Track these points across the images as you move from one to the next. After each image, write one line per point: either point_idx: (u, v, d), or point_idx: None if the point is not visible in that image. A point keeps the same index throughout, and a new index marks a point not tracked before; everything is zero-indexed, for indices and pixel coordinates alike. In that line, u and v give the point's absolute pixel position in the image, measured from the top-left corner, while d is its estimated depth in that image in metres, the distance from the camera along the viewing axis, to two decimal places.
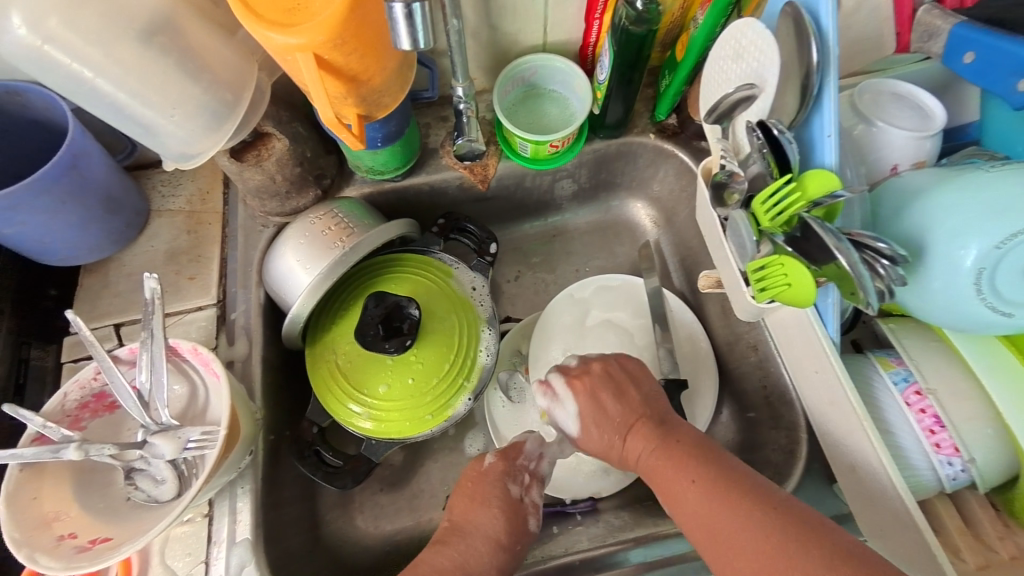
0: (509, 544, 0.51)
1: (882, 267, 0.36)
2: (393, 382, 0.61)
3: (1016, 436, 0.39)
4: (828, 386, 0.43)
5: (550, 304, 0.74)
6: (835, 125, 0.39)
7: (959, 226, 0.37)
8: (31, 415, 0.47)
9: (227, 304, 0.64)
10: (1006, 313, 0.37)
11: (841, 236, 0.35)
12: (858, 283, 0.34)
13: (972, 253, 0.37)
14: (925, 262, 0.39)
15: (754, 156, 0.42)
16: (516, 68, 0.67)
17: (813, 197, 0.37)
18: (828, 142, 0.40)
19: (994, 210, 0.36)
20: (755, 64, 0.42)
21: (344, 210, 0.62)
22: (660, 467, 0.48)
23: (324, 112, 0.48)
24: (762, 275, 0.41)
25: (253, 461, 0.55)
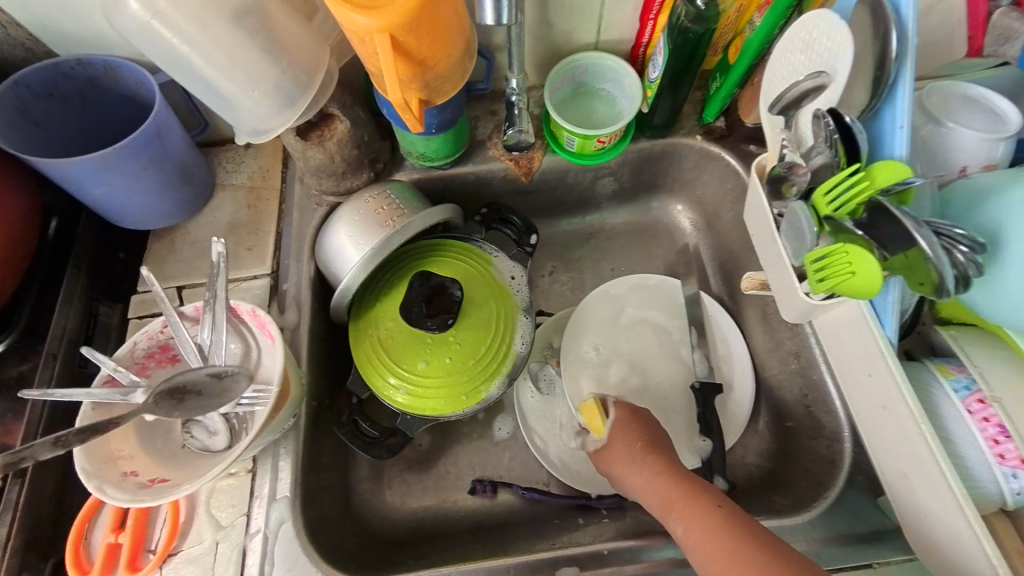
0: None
1: (960, 255, 0.35)
2: (432, 359, 0.62)
3: None
4: (880, 389, 0.42)
5: (585, 299, 0.74)
6: (909, 117, 0.39)
7: None
8: (105, 358, 0.50)
9: (279, 275, 0.67)
10: None
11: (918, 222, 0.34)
12: (937, 270, 0.33)
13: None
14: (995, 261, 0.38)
15: (822, 147, 0.41)
16: (568, 65, 0.69)
17: (882, 186, 0.37)
18: (900, 134, 0.40)
19: None
20: (826, 54, 0.43)
21: (396, 193, 0.65)
22: (703, 488, 0.49)
23: (393, 95, 0.50)
24: (823, 266, 0.40)
25: (296, 424, 0.58)
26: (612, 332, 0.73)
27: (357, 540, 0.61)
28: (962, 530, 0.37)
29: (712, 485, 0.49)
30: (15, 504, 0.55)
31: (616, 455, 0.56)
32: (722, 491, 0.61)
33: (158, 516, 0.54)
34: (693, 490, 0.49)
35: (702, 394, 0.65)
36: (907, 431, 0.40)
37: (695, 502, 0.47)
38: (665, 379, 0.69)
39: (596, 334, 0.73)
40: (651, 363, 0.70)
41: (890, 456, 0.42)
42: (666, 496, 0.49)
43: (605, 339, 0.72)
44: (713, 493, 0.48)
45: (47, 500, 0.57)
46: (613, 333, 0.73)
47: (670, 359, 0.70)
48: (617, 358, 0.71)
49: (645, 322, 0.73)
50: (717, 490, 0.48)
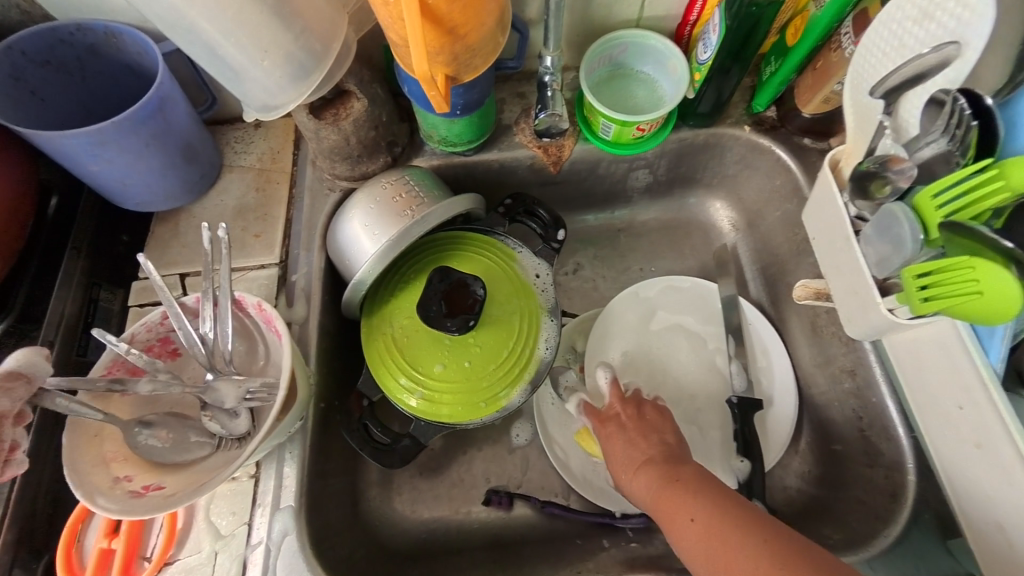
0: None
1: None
2: (450, 362, 0.58)
3: None
4: (979, 427, 0.36)
5: (613, 301, 0.69)
6: None
7: None
8: (116, 340, 0.46)
9: (288, 265, 0.63)
10: None
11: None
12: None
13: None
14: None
15: (938, 136, 0.39)
16: (607, 43, 0.63)
17: (1020, 189, 0.34)
18: None
19: None
20: (955, 23, 0.37)
21: (415, 179, 0.60)
22: (682, 489, 0.45)
23: (417, 66, 0.43)
24: (935, 280, 0.36)
25: (303, 427, 0.54)
26: (642, 338, 0.68)
27: (365, 552, 0.58)
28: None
29: (686, 489, 0.45)
30: (5, 500, 0.51)
31: (619, 472, 0.52)
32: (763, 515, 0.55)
33: (154, 521, 0.50)
34: (679, 490, 0.45)
35: (739, 409, 0.60)
36: (1012, 479, 0.34)
37: (679, 500, 0.44)
38: (698, 390, 0.64)
39: (624, 339, 0.68)
40: (683, 373, 0.65)
41: (984, 503, 0.37)
42: (659, 506, 0.45)
43: (634, 345, 0.68)
44: (685, 501, 0.43)
45: (42, 496, 0.54)
46: (643, 338, 0.68)
47: (704, 368, 0.65)
48: (647, 366, 0.66)
49: (677, 327, 0.68)
50: (691, 495, 0.44)
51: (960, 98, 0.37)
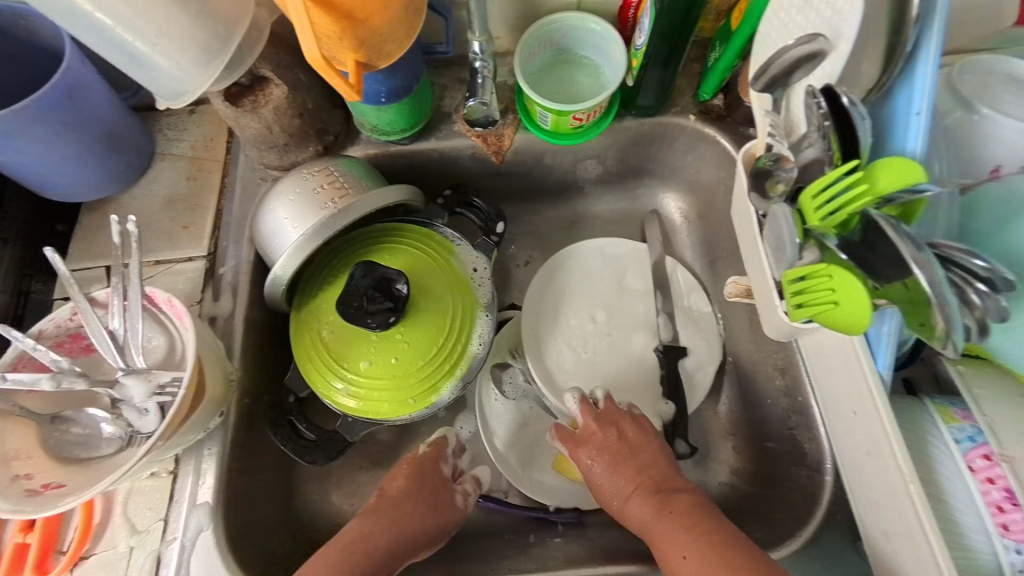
0: (439, 493, 0.58)
1: (972, 295, 0.31)
2: (376, 358, 0.56)
3: None
4: (867, 431, 0.36)
5: (551, 258, 0.70)
6: (928, 103, 0.36)
7: None
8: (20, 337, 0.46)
9: (217, 258, 0.61)
10: None
11: (905, 234, 0.31)
12: (942, 308, 0.29)
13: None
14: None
15: (811, 138, 0.38)
16: (546, 27, 0.60)
17: (884, 193, 0.33)
18: (917, 121, 0.36)
19: None
20: (834, 15, 0.39)
21: (343, 169, 0.58)
22: (673, 522, 0.48)
23: (308, 50, 0.41)
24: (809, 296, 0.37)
25: (223, 423, 0.53)
26: (577, 296, 0.69)
27: (295, 546, 0.58)
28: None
29: (680, 524, 0.47)
30: None
31: (608, 495, 0.54)
32: (683, 454, 0.59)
33: (71, 516, 0.50)
34: (673, 520, 0.48)
35: (665, 355, 0.63)
36: (892, 484, 0.34)
37: (674, 531, 0.47)
38: (627, 357, 0.65)
39: (559, 295, 0.69)
40: (614, 350, 0.66)
41: (869, 504, 0.37)
42: (652, 535, 0.49)
43: (568, 314, 0.68)
44: (679, 538, 0.46)
45: None
46: (578, 298, 0.68)
47: (635, 334, 0.66)
48: (583, 326, 0.67)
49: (614, 298, 0.68)
50: (686, 530, 0.47)
51: (813, 95, 0.38)
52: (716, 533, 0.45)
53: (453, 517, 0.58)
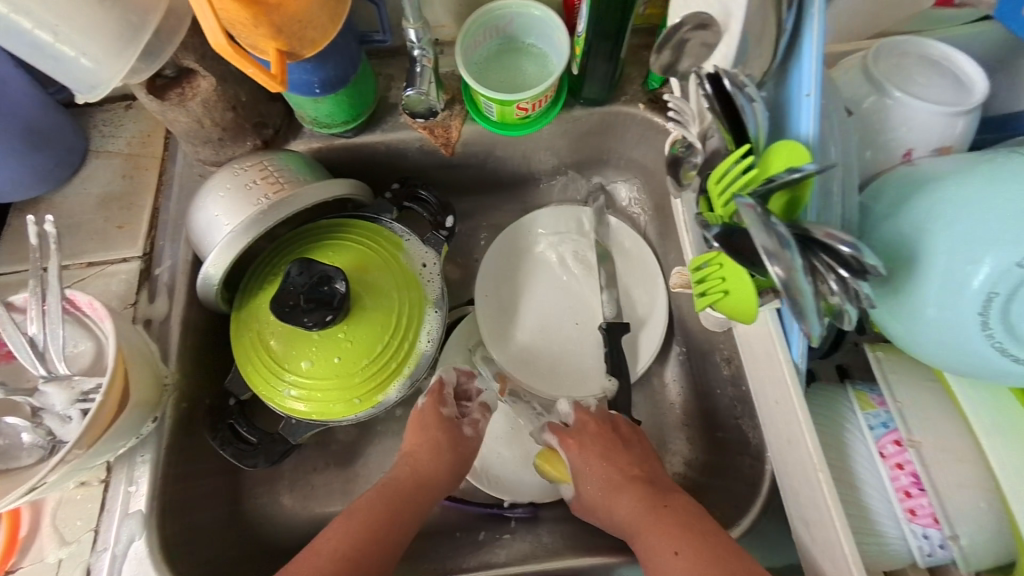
0: (449, 428, 0.58)
1: (832, 285, 0.28)
2: (318, 359, 0.55)
3: (1016, 525, 0.31)
4: (786, 419, 0.37)
5: (504, 232, 0.72)
6: (816, 82, 0.31)
7: (969, 240, 0.29)
8: None
9: (153, 258, 0.59)
10: (1016, 358, 0.30)
11: (771, 220, 0.27)
12: (799, 301, 0.27)
13: (985, 267, 0.29)
14: (914, 278, 0.31)
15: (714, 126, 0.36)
16: (488, 15, 0.58)
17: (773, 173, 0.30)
18: (806, 103, 0.31)
19: (1011, 219, 0.28)
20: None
21: (280, 163, 0.56)
22: (664, 518, 0.47)
23: (216, 36, 0.40)
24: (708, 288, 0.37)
25: (158, 429, 0.52)
26: (529, 270, 0.70)
27: (240, 551, 0.57)
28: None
29: (674, 520, 0.47)
30: None
31: (598, 487, 0.53)
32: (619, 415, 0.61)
33: None
34: (666, 516, 0.47)
35: (608, 333, 0.64)
36: (805, 471, 0.35)
37: (665, 526, 0.46)
38: (575, 333, 0.67)
39: (510, 269, 0.70)
40: (560, 328, 0.67)
41: (793, 491, 0.38)
42: (639, 530, 0.48)
43: (517, 290, 0.69)
44: (671, 533, 0.46)
45: None
46: (530, 273, 0.70)
47: (585, 311, 0.67)
48: (533, 299, 0.69)
49: (562, 275, 0.69)
50: (679, 528, 0.46)
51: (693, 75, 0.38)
52: (705, 534, 0.45)
53: (468, 449, 0.58)
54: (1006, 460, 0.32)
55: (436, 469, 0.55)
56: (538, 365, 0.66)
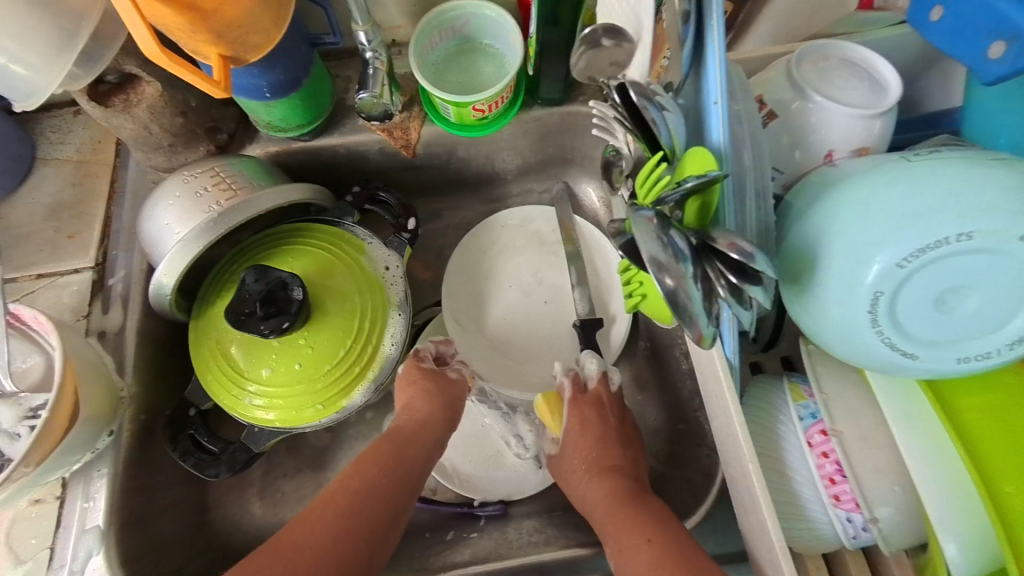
0: (437, 390, 0.59)
1: (724, 290, 0.29)
2: (277, 365, 0.55)
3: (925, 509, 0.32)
4: (723, 413, 0.38)
5: (470, 234, 0.71)
6: (722, 89, 0.30)
7: (861, 236, 0.30)
8: None
9: (106, 268, 0.58)
10: (907, 354, 0.32)
11: (669, 234, 0.28)
12: (687, 307, 0.28)
13: (876, 267, 0.29)
14: (816, 279, 0.32)
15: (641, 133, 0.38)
16: (442, 15, 0.58)
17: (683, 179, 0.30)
18: (714, 111, 0.30)
19: (902, 216, 0.29)
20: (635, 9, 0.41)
21: (234, 168, 0.55)
22: (637, 511, 0.48)
23: (147, 42, 0.39)
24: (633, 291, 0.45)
25: (114, 443, 0.52)
26: (499, 271, 0.70)
27: (206, 561, 0.57)
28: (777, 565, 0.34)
29: (646, 513, 0.47)
30: None
31: (585, 452, 0.54)
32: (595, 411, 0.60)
33: None
34: (638, 507, 0.48)
35: (582, 331, 0.62)
36: (739, 461, 0.37)
37: (634, 515, 0.47)
38: (542, 332, 0.67)
39: (479, 271, 0.70)
40: (530, 326, 0.67)
41: (734, 478, 0.40)
42: (607, 517, 0.49)
43: (484, 290, 0.70)
44: (641, 523, 0.46)
45: None
46: (497, 274, 0.70)
47: (555, 310, 0.68)
48: (503, 300, 0.69)
49: (531, 275, 0.70)
50: (649, 520, 0.46)
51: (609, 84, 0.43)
52: (672, 531, 0.45)
53: (456, 394, 0.60)
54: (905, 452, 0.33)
55: (428, 428, 0.56)
56: (508, 364, 0.66)
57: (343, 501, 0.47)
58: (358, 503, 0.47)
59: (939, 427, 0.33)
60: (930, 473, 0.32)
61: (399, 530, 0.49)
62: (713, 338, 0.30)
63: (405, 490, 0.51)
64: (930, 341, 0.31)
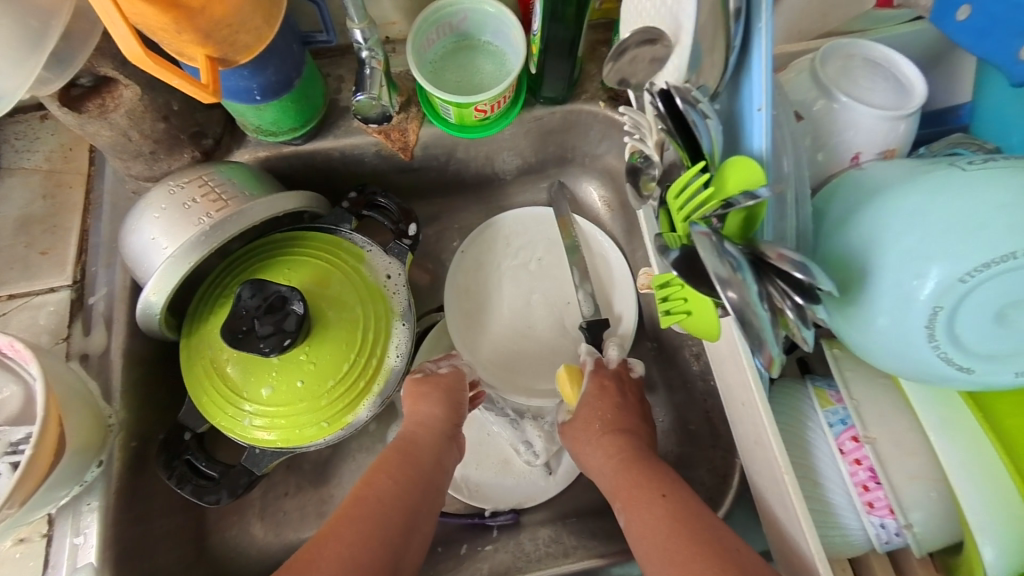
0: (445, 393, 0.57)
1: (790, 311, 0.28)
2: (280, 384, 0.52)
3: (965, 516, 0.32)
4: (751, 420, 0.38)
5: (469, 238, 0.70)
6: (767, 96, 0.29)
7: (913, 247, 0.29)
8: None
9: (85, 285, 0.54)
10: (963, 368, 0.31)
11: (724, 245, 0.28)
12: (753, 326, 0.28)
13: (930, 282, 0.29)
14: (865, 291, 0.31)
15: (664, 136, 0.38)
16: (440, 11, 0.56)
17: (729, 195, 0.29)
18: (757, 118, 0.30)
19: (959, 228, 0.28)
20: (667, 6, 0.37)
21: (223, 176, 0.52)
22: (648, 475, 0.47)
23: (128, 44, 0.36)
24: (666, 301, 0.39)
25: (105, 473, 0.48)
26: (503, 275, 0.69)
27: None
28: (813, 568, 0.35)
29: (659, 477, 0.47)
30: None
31: (603, 416, 0.53)
32: None
33: None
34: (647, 471, 0.48)
35: (588, 331, 0.63)
36: (772, 471, 0.36)
37: (641, 476, 0.47)
38: (549, 337, 0.66)
39: (481, 276, 0.69)
40: (536, 330, 0.66)
41: (763, 484, 0.40)
42: (615, 480, 0.49)
43: (488, 295, 0.68)
44: (653, 485, 0.46)
45: None
46: (499, 278, 0.69)
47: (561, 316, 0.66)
48: (506, 304, 0.68)
49: (535, 278, 0.68)
50: (662, 483, 0.46)
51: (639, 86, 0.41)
52: (682, 495, 0.45)
53: (461, 391, 0.58)
54: (945, 460, 0.33)
55: (434, 420, 0.55)
56: (514, 370, 0.65)
57: (371, 511, 0.46)
58: (388, 512, 0.46)
59: (979, 432, 0.33)
60: (970, 480, 0.33)
61: (422, 534, 0.48)
62: (782, 360, 0.29)
63: (423, 494, 0.50)
64: (984, 355, 0.30)
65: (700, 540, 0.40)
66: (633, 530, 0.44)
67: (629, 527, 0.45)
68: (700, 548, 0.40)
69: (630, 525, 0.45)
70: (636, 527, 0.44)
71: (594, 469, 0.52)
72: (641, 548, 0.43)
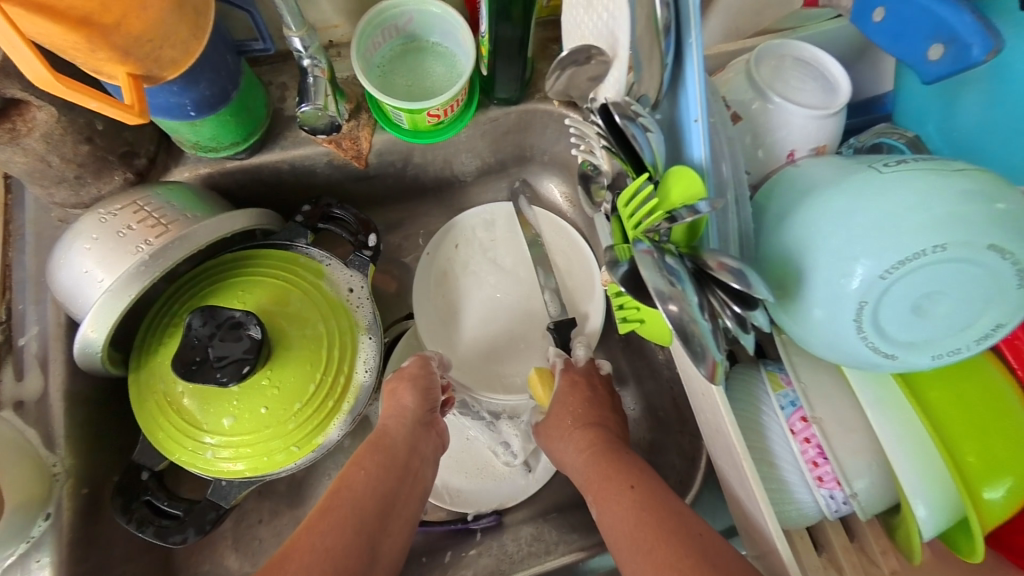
0: (413, 383, 0.56)
1: (729, 319, 0.30)
2: (241, 413, 0.50)
3: (901, 483, 0.35)
4: (711, 409, 0.40)
5: (432, 244, 0.69)
6: (702, 107, 0.30)
7: (842, 246, 0.31)
8: None
9: (12, 326, 0.50)
10: (888, 356, 0.34)
11: (665, 260, 0.30)
12: (696, 337, 0.29)
13: (857, 278, 0.31)
14: (803, 287, 0.33)
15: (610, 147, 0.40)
16: (384, 13, 0.54)
17: (672, 207, 0.30)
18: (694, 129, 0.31)
19: (879, 227, 0.30)
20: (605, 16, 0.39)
21: (161, 198, 0.48)
22: (620, 467, 0.48)
23: (32, 66, 0.33)
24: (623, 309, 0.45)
25: (55, 525, 0.46)
26: (468, 278, 0.68)
27: None
28: (772, 543, 0.37)
29: (629, 469, 0.48)
30: None
31: (577, 413, 0.54)
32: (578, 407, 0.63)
33: None
34: (617, 464, 0.49)
35: (556, 332, 0.64)
36: (732, 456, 0.38)
37: (612, 469, 0.48)
38: (520, 337, 0.66)
39: (446, 280, 0.68)
40: (507, 330, 0.66)
41: (724, 466, 0.42)
42: (587, 474, 0.50)
43: (456, 300, 0.67)
44: (624, 477, 0.47)
45: None
46: (465, 282, 0.68)
47: (530, 315, 0.66)
48: (473, 308, 0.67)
49: (501, 279, 0.68)
50: (631, 474, 0.47)
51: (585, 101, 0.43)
52: (652, 484, 0.46)
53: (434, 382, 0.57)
54: (882, 435, 0.36)
55: (406, 410, 0.54)
56: (487, 372, 0.65)
57: (348, 507, 0.45)
58: (365, 507, 0.46)
59: (906, 404, 0.37)
60: (906, 454, 0.35)
61: (401, 520, 0.48)
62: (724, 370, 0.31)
63: (398, 481, 0.49)
64: (908, 342, 0.33)
65: (669, 527, 0.42)
66: (605, 522, 0.46)
67: (601, 520, 0.46)
68: (668, 535, 0.41)
69: (603, 518, 0.46)
70: (608, 519, 0.45)
71: (569, 461, 0.53)
72: (613, 539, 0.44)
